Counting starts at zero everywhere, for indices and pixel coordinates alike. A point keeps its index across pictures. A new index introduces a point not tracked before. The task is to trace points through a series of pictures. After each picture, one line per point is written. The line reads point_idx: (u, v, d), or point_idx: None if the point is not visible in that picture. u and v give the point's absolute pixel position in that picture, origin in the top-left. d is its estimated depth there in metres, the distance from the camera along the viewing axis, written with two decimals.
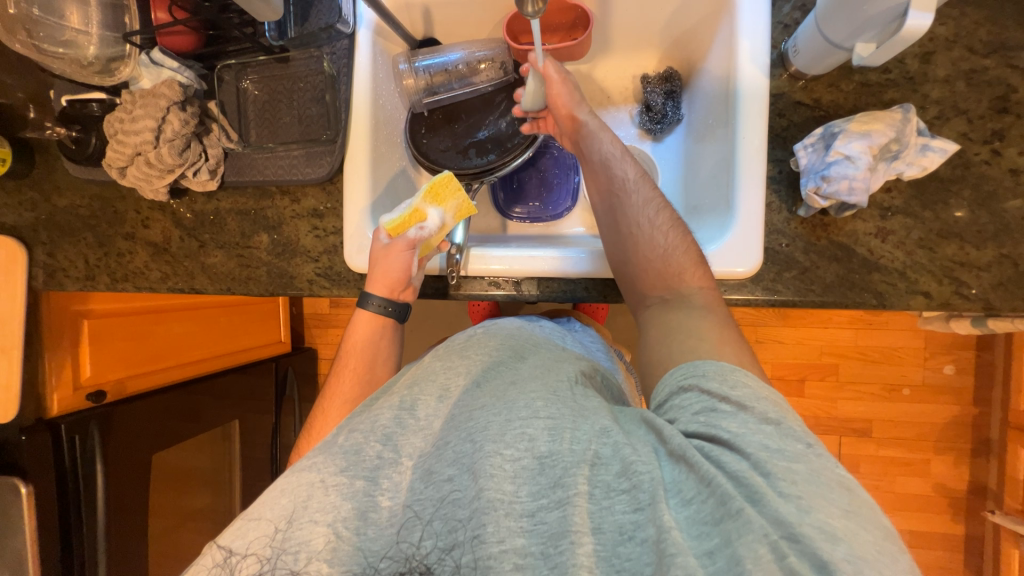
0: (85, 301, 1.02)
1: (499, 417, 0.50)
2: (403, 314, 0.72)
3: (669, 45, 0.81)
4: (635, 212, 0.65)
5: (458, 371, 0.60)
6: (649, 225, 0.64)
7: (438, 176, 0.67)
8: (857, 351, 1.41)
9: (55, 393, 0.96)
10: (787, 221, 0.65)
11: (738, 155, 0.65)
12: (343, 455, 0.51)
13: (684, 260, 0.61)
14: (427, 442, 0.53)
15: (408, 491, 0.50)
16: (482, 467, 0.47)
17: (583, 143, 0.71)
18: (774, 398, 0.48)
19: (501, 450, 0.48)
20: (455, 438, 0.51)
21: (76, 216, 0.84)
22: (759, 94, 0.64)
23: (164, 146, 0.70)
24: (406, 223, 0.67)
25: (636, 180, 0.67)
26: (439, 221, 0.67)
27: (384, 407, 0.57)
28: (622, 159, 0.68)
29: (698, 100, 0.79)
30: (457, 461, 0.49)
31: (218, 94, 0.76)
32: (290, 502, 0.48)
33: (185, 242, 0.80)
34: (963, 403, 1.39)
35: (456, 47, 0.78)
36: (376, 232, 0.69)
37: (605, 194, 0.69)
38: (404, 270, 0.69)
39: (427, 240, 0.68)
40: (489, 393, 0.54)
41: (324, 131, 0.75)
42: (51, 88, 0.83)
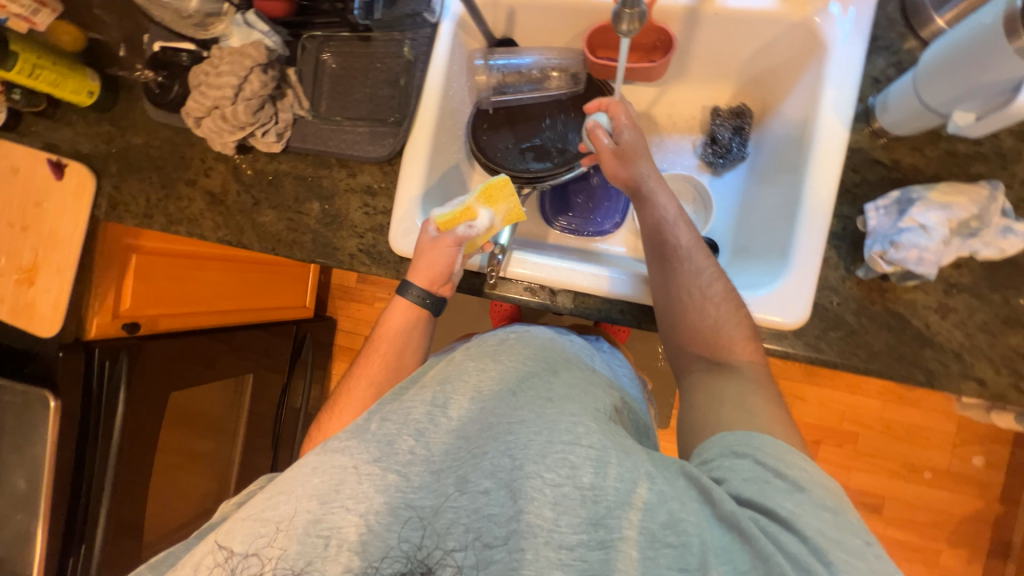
0: (138, 237, 1.07)
1: (539, 437, 0.49)
2: (438, 306, 0.72)
3: (746, 81, 0.79)
4: (687, 282, 0.63)
5: (493, 376, 0.58)
6: (700, 296, 0.62)
7: (494, 178, 0.68)
8: (881, 423, 1.35)
9: (96, 317, 1.00)
10: (843, 279, 0.63)
11: (801, 207, 0.64)
12: (376, 443, 0.50)
13: (734, 330, 0.60)
14: (456, 442, 0.51)
15: (440, 496, 0.47)
16: (523, 488, 0.46)
17: (640, 206, 0.67)
18: (831, 488, 0.47)
19: (541, 473, 0.46)
20: (493, 449, 0.49)
21: (145, 155, 0.88)
22: (835, 145, 0.62)
23: (240, 104, 0.72)
24: (457, 219, 0.68)
25: (692, 248, 0.64)
26: (488, 222, 0.67)
27: (416, 398, 0.56)
28: (679, 223, 0.65)
29: (767, 141, 0.78)
30: (495, 474, 0.47)
31: (299, 62, 0.78)
32: (321, 479, 0.48)
33: (241, 197, 0.83)
34: (988, 499, 1.31)
35: (532, 51, 0.79)
36: (426, 224, 0.70)
37: (656, 259, 0.65)
38: (448, 266, 0.69)
39: (473, 239, 0.68)
40: (527, 406, 0.53)
41: (391, 113, 0.76)
42: (145, 33, 0.88)
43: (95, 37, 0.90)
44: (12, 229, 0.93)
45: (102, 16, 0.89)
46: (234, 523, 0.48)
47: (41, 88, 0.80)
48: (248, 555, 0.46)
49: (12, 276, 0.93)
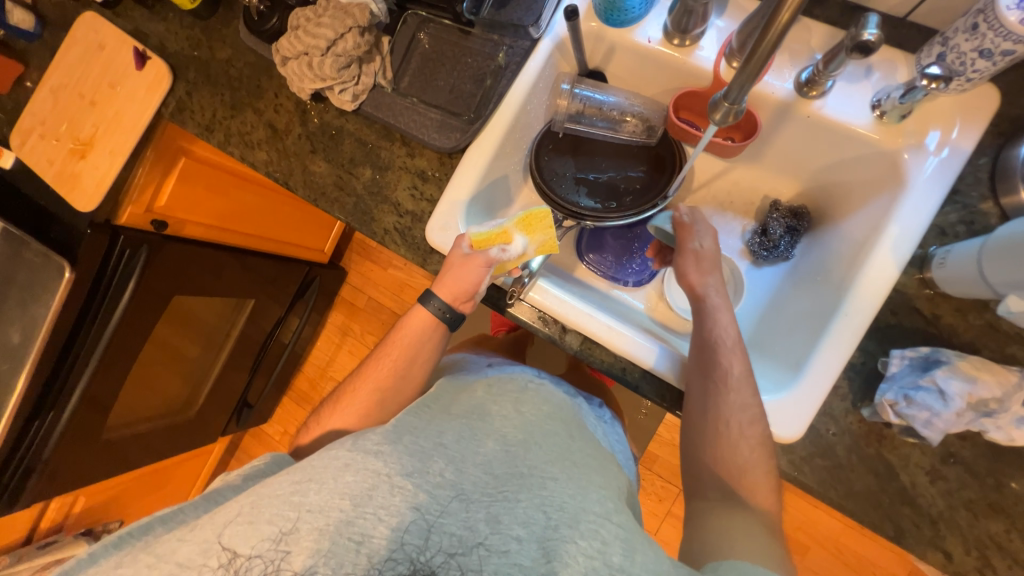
0: (191, 142, 1.09)
1: (573, 502, 0.52)
2: (454, 322, 0.73)
3: (813, 185, 0.79)
4: (727, 412, 0.61)
5: (525, 425, 0.62)
6: (735, 432, 0.60)
7: (534, 209, 0.69)
8: (833, 544, 1.34)
9: (130, 205, 1.02)
10: (845, 413, 0.62)
11: (828, 330, 0.63)
12: (412, 462, 0.53)
13: (760, 475, 0.59)
14: (484, 476, 0.54)
15: (472, 526, 0.49)
16: (557, 551, 0.47)
17: (702, 318, 0.68)
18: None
19: (576, 540, 0.48)
20: (526, 499, 0.52)
21: (225, 72, 0.90)
22: (883, 283, 0.61)
23: (329, 58, 0.73)
24: (491, 240, 0.69)
25: (742, 380, 0.63)
26: (520, 249, 0.68)
27: (448, 427, 0.59)
28: (734, 348, 0.65)
29: (818, 251, 0.77)
30: (528, 525, 0.50)
31: (395, 35, 0.79)
32: (353, 481, 0.51)
33: (300, 141, 0.84)
34: None
35: (617, 92, 0.80)
36: (460, 239, 0.70)
37: (702, 376, 0.64)
38: (474, 284, 0.69)
39: (504, 263, 0.69)
40: (557, 466, 0.56)
41: (466, 109, 0.76)
42: None
43: None
44: (80, 100, 0.95)
45: None
46: (245, 509, 0.50)
47: None
48: (252, 555, 0.48)
49: (67, 144, 0.95)
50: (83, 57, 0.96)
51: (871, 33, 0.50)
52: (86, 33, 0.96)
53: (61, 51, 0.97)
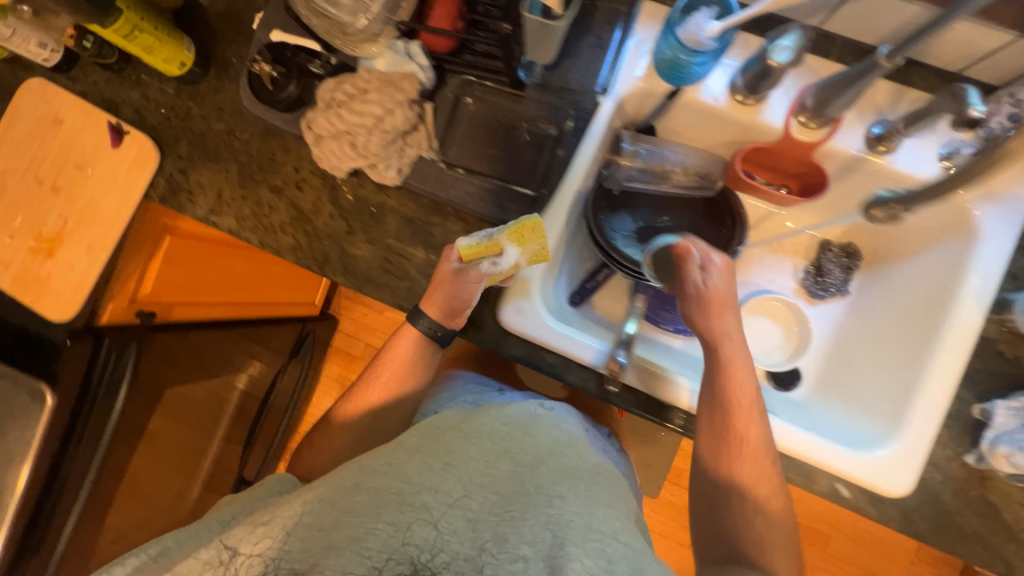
0: (176, 218, 0.95)
1: (580, 520, 0.51)
2: (445, 339, 0.69)
3: (859, 225, 0.80)
4: (750, 461, 0.60)
5: (534, 444, 0.60)
6: (757, 483, 0.60)
7: (526, 216, 0.64)
8: (853, 531, 1.43)
9: (112, 302, 0.87)
10: (949, 460, 0.64)
11: (919, 383, 0.65)
12: (422, 483, 0.53)
13: (778, 536, 0.59)
14: (495, 496, 0.53)
15: (479, 549, 0.48)
16: (562, 567, 0.45)
17: (715, 367, 0.63)
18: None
19: (582, 558, 0.46)
20: (533, 517, 0.50)
21: (226, 145, 0.78)
22: (970, 330, 0.64)
23: (375, 135, 0.65)
24: (482, 252, 0.64)
25: (756, 425, 0.61)
26: (512, 260, 0.64)
27: (459, 448, 0.57)
28: (747, 390, 0.62)
29: (877, 291, 0.78)
30: (535, 544, 0.48)
31: (436, 98, 0.70)
32: (348, 503, 0.50)
33: (333, 222, 0.75)
34: None
35: (672, 145, 0.76)
36: (448, 254, 0.66)
37: (712, 428, 0.62)
38: (466, 299, 0.66)
39: (496, 275, 0.65)
40: (568, 486, 0.55)
41: (527, 179, 0.71)
42: (255, 13, 0.79)
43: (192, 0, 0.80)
44: (38, 186, 0.79)
45: None
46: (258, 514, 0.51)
47: (132, 52, 0.69)
48: (252, 552, 0.48)
49: (26, 241, 0.78)
50: (34, 134, 0.80)
51: (979, 109, 0.51)
52: (36, 105, 0.80)
53: (4, 126, 0.80)
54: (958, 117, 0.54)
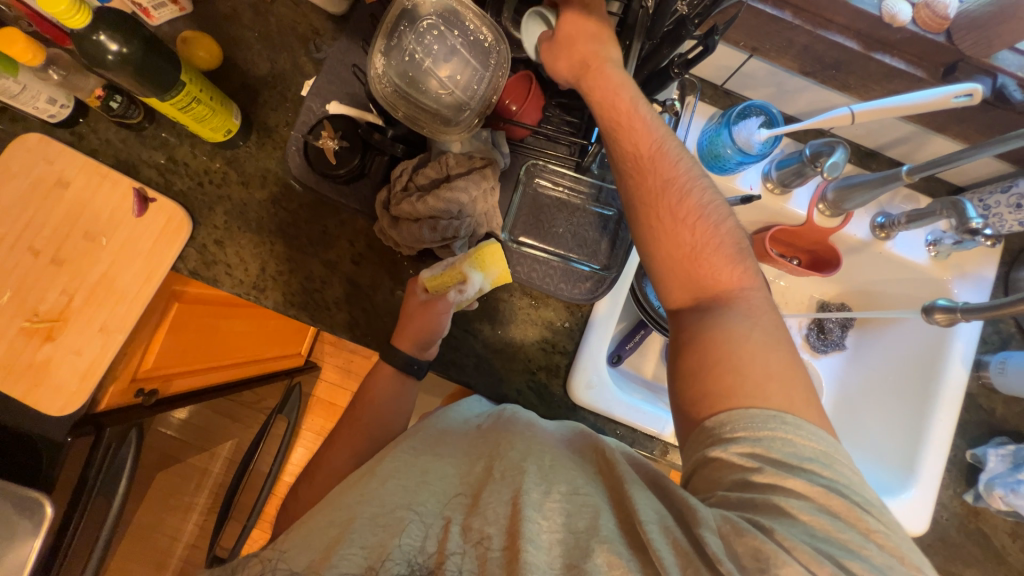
0: (185, 283, 0.85)
1: (535, 486, 0.45)
2: (421, 370, 0.68)
3: (853, 290, 0.91)
4: (662, 198, 0.56)
5: (487, 435, 0.54)
6: (672, 219, 0.55)
7: (486, 243, 0.65)
8: None
9: (112, 384, 0.76)
10: (952, 498, 0.77)
11: (926, 435, 0.77)
12: (396, 501, 0.47)
13: (718, 261, 0.54)
14: (461, 492, 0.48)
15: (445, 541, 0.44)
16: (524, 528, 0.42)
17: (667, 171, 0.56)
18: (791, 418, 0.45)
19: (538, 520, 0.43)
20: (495, 497, 0.46)
21: (272, 215, 0.73)
22: (958, 386, 0.77)
23: (459, 222, 0.65)
24: (446, 281, 0.65)
25: (687, 176, 0.57)
26: (477, 286, 0.65)
27: (433, 464, 0.52)
28: (639, 104, 0.57)
29: (873, 347, 0.89)
30: (498, 520, 0.44)
31: (506, 182, 0.74)
32: (324, 541, 0.45)
33: (394, 297, 0.73)
34: None
35: None
36: (416, 285, 0.68)
37: (692, 252, 0.55)
38: (436, 330, 0.66)
39: (463, 301, 0.66)
40: (518, 448, 0.50)
41: (592, 257, 0.74)
42: (305, 80, 0.76)
43: (233, 63, 0.76)
44: (34, 258, 0.68)
45: (249, 43, 0.76)
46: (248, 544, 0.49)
47: (182, 122, 0.64)
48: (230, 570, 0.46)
49: (14, 322, 0.67)
50: (28, 198, 0.69)
51: (977, 221, 0.66)
52: (33, 163, 0.70)
53: None
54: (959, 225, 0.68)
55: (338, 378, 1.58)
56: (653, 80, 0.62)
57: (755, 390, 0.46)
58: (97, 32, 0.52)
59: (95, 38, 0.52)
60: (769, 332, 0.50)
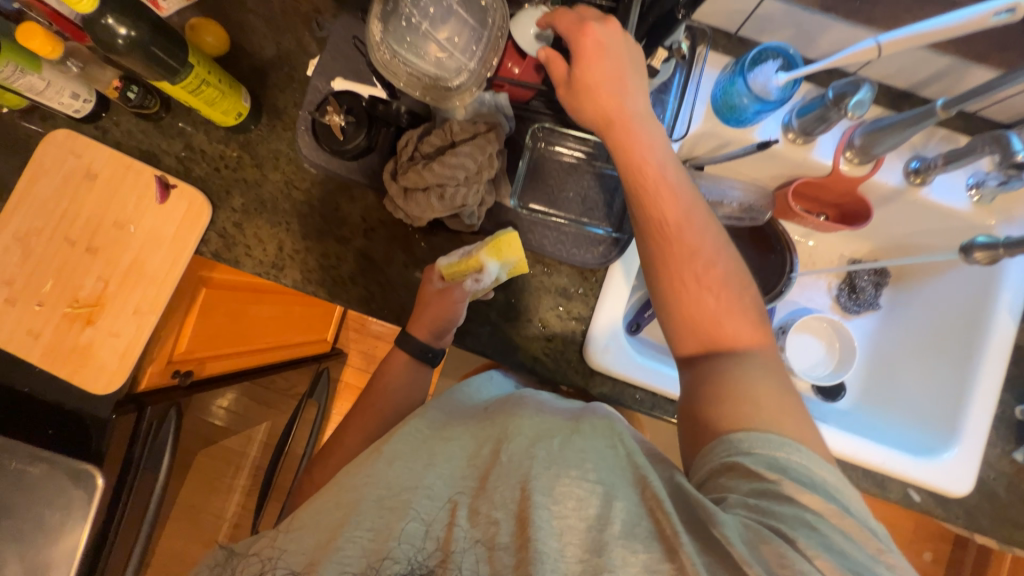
0: (211, 269, 0.89)
1: (548, 470, 0.45)
2: (436, 359, 0.71)
3: (886, 245, 0.87)
4: (685, 253, 0.55)
5: (494, 421, 0.53)
6: (693, 276, 0.54)
7: (502, 232, 0.65)
8: None
9: (150, 365, 0.79)
10: (999, 457, 0.72)
11: (969, 397, 0.73)
12: (402, 484, 0.48)
13: (737, 318, 0.53)
14: (471, 473, 0.48)
15: (451, 526, 0.45)
16: (534, 518, 0.42)
17: (691, 223, 0.55)
18: (806, 450, 0.44)
19: (550, 505, 0.43)
20: (503, 483, 0.45)
21: (285, 196, 0.75)
22: (1006, 341, 0.72)
23: (466, 188, 0.64)
24: (462, 271, 0.66)
25: (707, 230, 0.55)
26: (494, 275, 0.65)
27: (441, 447, 0.52)
28: (666, 171, 0.56)
29: (907, 307, 0.85)
30: (506, 505, 0.44)
31: (513, 147, 0.73)
32: (334, 519, 0.47)
33: (407, 271, 0.74)
34: None
35: (729, 181, 0.80)
36: (432, 274, 0.68)
37: (712, 308, 0.54)
38: (454, 317, 0.67)
39: (479, 290, 0.67)
40: (528, 432, 0.49)
41: (601, 220, 0.74)
42: (310, 60, 0.77)
43: (241, 48, 0.77)
44: (70, 247, 0.72)
45: (254, 26, 0.77)
46: None
47: (195, 107, 0.66)
48: (250, 554, 0.48)
49: (58, 308, 0.72)
50: (62, 192, 0.73)
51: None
52: (63, 158, 0.73)
53: (26, 182, 0.73)
54: (1006, 158, 0.65)
55: (364, 362, 1.62)
56: (658, 29, 0.59)
57: (769, 419, 0.46)
58: (105, 17, 0.53)
59: (102, 22, 0.53)
60: (780, 380, 0.50)
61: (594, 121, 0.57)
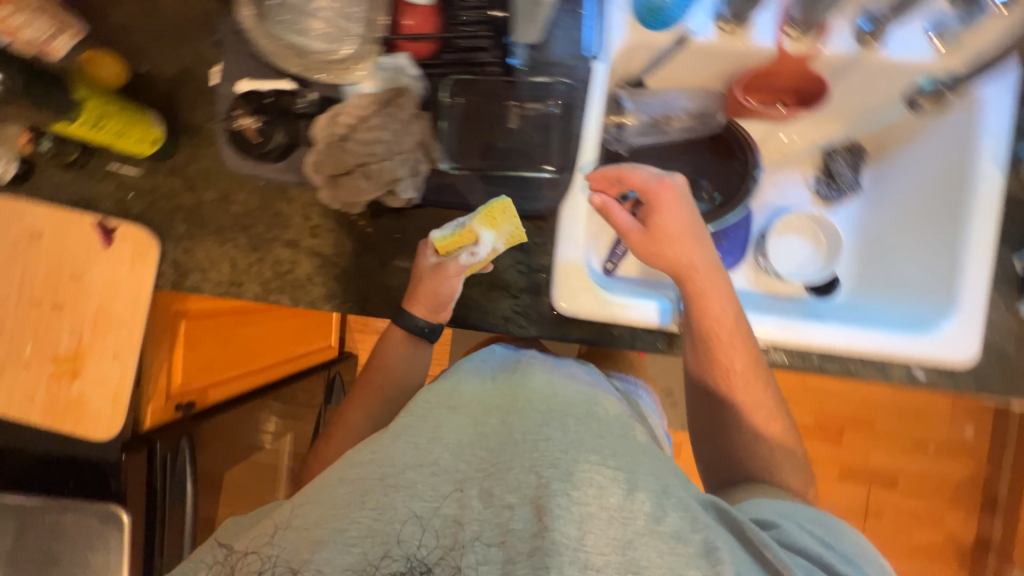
0: (184, 301, 0.89)
1: (565, 454, 0.44)
2: (435, 333, 0.70)
3: (859, 123, 0.82)
4: (739, 371, 0.62)
5: (508, 396, 0.53)
6: (746, 387, 0.62)
7: (494, 201, 0.66)
8: (894, 407, 1.44)
9: (150, 402, 0.84)
10: (1004, 316, 0.69)
11: (962, 259, 0.68)
12: (406, 461, 0.45)
13: (764, 413, 0.62)
14: (477, 448, 0.47)
15: (463, 508, 0.43)
16: (551, 505, 0.41)
17: (740, 347, 0.62)
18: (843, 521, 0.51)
19: (568, 491, 0.42)
20: (518, 463, 0.44)
21: (225, 213, 0.74)
22: (994, 192, 0.67)
23: (389, 162, 0.62)
24: (457, 243, 0.65)
25: (761, 359, 0.63)
26: (490, 246, 0.65)
27: (448, 418, 0.50)
28: (729, 309, 0.62)
29: (891, 182, 0.80)
30: (520, 489, 0.43)
31: (433, 106, 0.68)
32: None
33: (361, 260, 0.73)
34: (977, 462, 1.44)
35: (675, 92, 0.79)
36: (423, 249, 0.67)
37: (750, 402, 0.62)
38: (449, 293, 0.66)
39: (474, 264, 0.66)
40: (542, 415, 0.49)
41: (544, 163, 0.70)
42: (213, 67, 0.74)
43: (143, 72, 0.75)
44: (38, 309, 0.74)
45: (150, 46, 0.74)
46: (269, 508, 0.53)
47: (103, 140, 0.65)
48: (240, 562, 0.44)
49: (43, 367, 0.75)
50: (14, 258, 0.74)
51: None
52: (6, 225, 0.74)
53: None
54: None
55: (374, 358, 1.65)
56: None
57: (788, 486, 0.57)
58: None
59: None
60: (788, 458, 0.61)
61: (666, 268, 0.64)
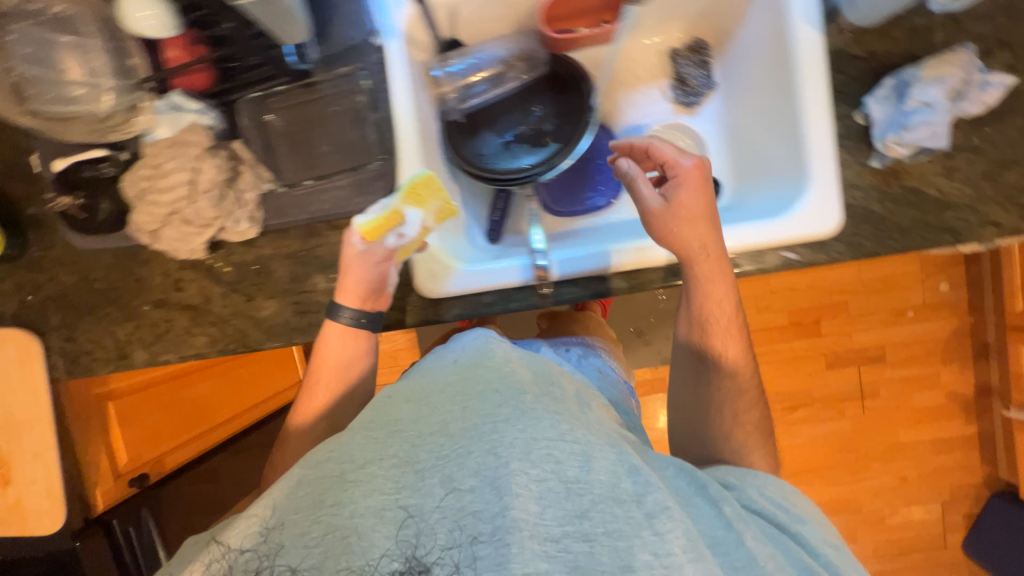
0: (104, 383, 0.90)
1: (523, 434, 0.43)
2: (375, 322, 0.66)
3: (696, 15, 0.80)
4: (722, 338, 0.65)
5: (466, 374, 0.48)
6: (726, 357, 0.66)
7: (416, 176, 0.62)
8: (864, 285, 1.40)
9: (97, 487, 0.87)
10: (860, 173, 0.67)
11: (802, 131, 0.66)
12: (364, 455, 0.44)
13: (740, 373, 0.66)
14: (439, 440, 0.44)
15: (424, 496, 0.41)
16: (507, 483, 0.40)
17: (726, 317, 0.65)
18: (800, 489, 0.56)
19: (525, 468, 0.41)
20: (477, 447, 0.42)
21: (90, 292, 0.75)
22: (816, 53, 0.64)
23: (200, 200, 0.63)
24: (384, 227, 0.61)
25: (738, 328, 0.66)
26: (419, 224, 0.63)
27: (406, 408, 0.47)
28: (725, 278, 0.64)
29: (738, 68, 0.78)
30: (479, 472, 0.41)
31: (240, 131, 0.68)
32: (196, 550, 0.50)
33: (229, 299, 0.73)
34: (961, 313, 1.40)
35: (488, 45, 0.77)
36: (348, 234, 0.62)
37: (730, 365, 0.66)
38: (380, 280, 0.64)
39: (405, 246, 0.63)
40: (502, 395, 0.45)
41: (370, 155, 0.69)
42: (32, 155, 0.73)
43: None
44: None
45: None
46: None
47: None
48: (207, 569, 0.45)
49: None
50: None
51: None
52: None
53: None
54: None
55: None
56: None
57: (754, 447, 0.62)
58: None
59: None
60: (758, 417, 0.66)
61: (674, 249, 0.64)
